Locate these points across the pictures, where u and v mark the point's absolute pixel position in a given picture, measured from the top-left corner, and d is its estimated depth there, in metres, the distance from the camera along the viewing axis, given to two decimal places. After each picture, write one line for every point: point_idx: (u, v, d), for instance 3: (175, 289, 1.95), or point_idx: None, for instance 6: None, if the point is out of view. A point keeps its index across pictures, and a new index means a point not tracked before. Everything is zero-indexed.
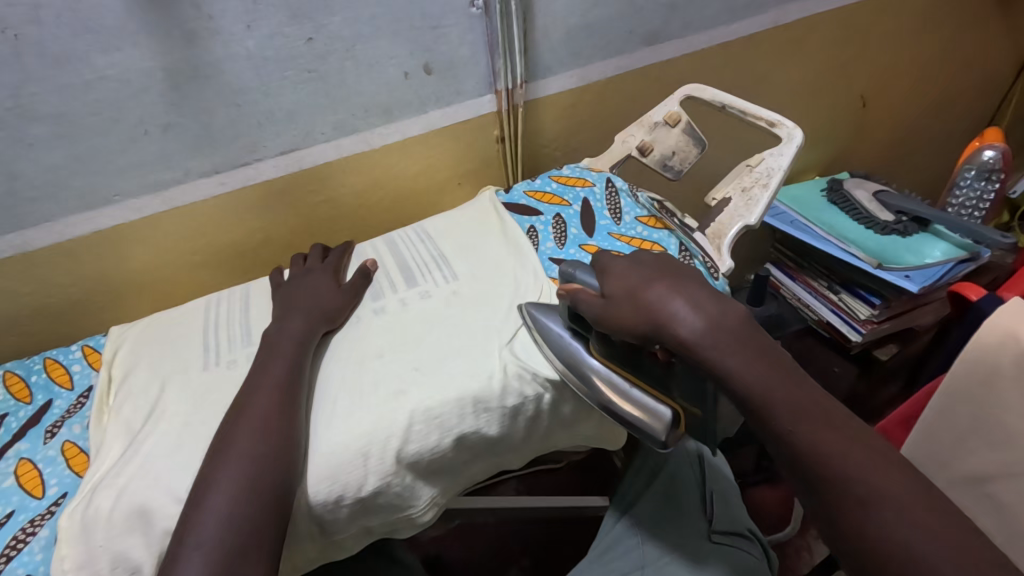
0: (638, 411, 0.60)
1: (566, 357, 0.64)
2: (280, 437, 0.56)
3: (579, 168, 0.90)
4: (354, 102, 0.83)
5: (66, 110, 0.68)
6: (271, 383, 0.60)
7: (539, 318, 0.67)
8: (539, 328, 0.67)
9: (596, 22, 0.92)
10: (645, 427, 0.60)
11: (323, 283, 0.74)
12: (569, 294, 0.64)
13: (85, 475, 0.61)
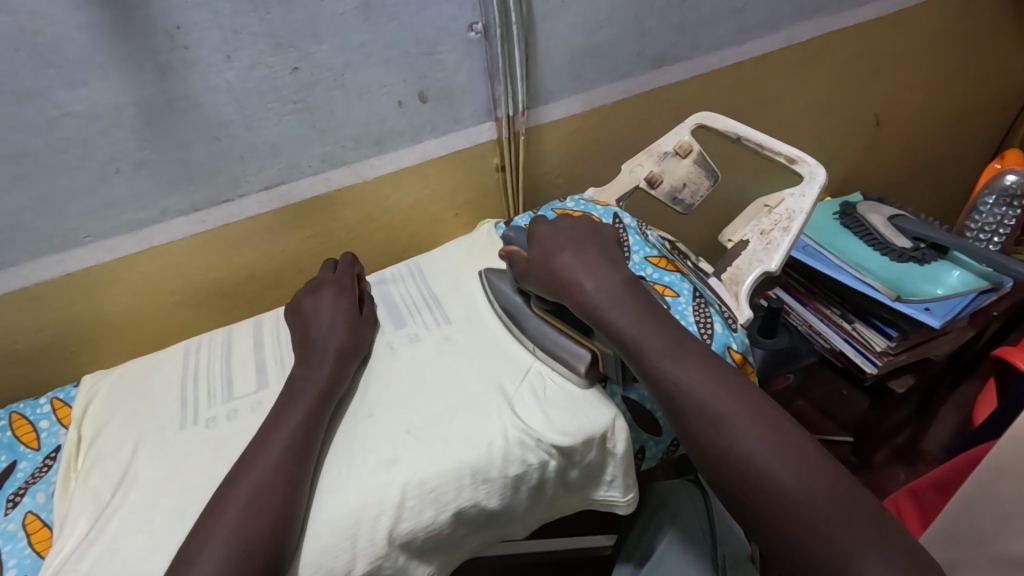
0: (558, 353, 0.64)
1: (507, 313, 0.69)
2: (275, 508, 0.50)
3: (584, 201, 0.85)
4: (343, 133, 0.77)
5: (28, 148, 0.62)
6: (269, 446, 0.55)
7: (494, 283, 0.73)
8: (494, 291, 0.72)
9: (601, 44, 0.87)
10: (565, 369, 0.63)
11: (341, 310, 0.69)
12: (508, 256, 0.72)
13: (46, 556, 0.55)
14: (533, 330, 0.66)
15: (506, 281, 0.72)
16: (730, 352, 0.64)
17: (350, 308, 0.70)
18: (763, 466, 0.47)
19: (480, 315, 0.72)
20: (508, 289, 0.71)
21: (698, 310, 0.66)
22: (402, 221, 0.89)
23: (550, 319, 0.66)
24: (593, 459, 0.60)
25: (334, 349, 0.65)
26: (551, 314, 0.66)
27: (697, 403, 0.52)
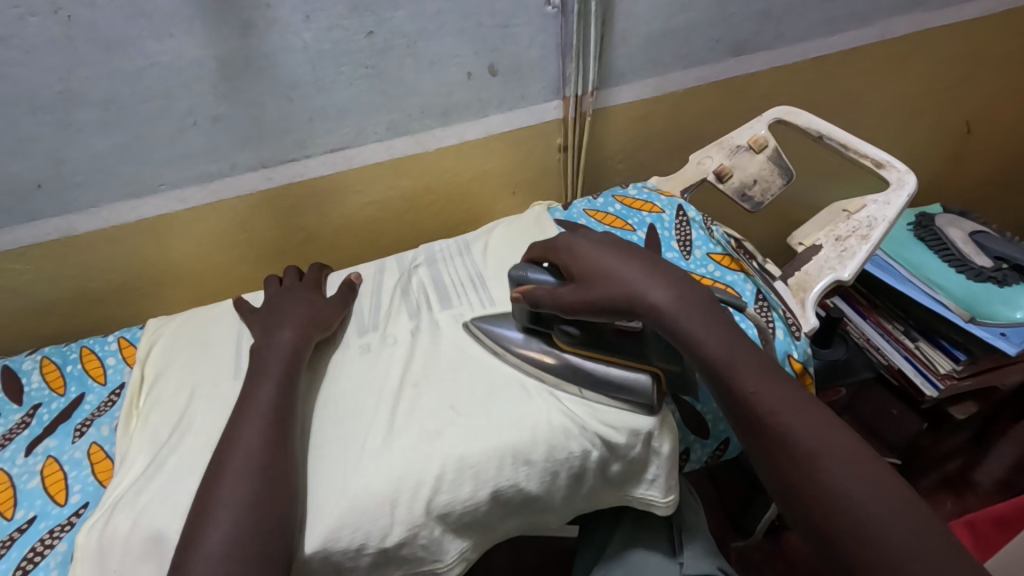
0: (611, 386, 0.59)
1: (530, 362, 0.62)
2: (272, 471, 0.50)
3: (647, 189, 0.82)
4: (411, 102, 0.77)
5: (116, 95, 0.65)
6: (259, 414, 0.54)
7: (490, 330, 0.66)
8: (494, 339, 0.65)
9: (680, 27, 0.83)
10: (625, 400, 0.59)
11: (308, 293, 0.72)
12: (526, 295, 0.61)
13: (108, 487, 0.58)
14: (571, 367, 0.61)
15: (511, 325, 0.65)
16: (789, 361, 0.61)
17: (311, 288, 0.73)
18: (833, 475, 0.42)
19: None
20: (512, 333, 0.65)
21: (759, 313, 0.64)
22: (458, 195, 0.89)
23: (592, 353, 0.61)
24: (636, 455, 0.59)
25: (299, 321, 0.66)
26: (584, 347, 0.61)
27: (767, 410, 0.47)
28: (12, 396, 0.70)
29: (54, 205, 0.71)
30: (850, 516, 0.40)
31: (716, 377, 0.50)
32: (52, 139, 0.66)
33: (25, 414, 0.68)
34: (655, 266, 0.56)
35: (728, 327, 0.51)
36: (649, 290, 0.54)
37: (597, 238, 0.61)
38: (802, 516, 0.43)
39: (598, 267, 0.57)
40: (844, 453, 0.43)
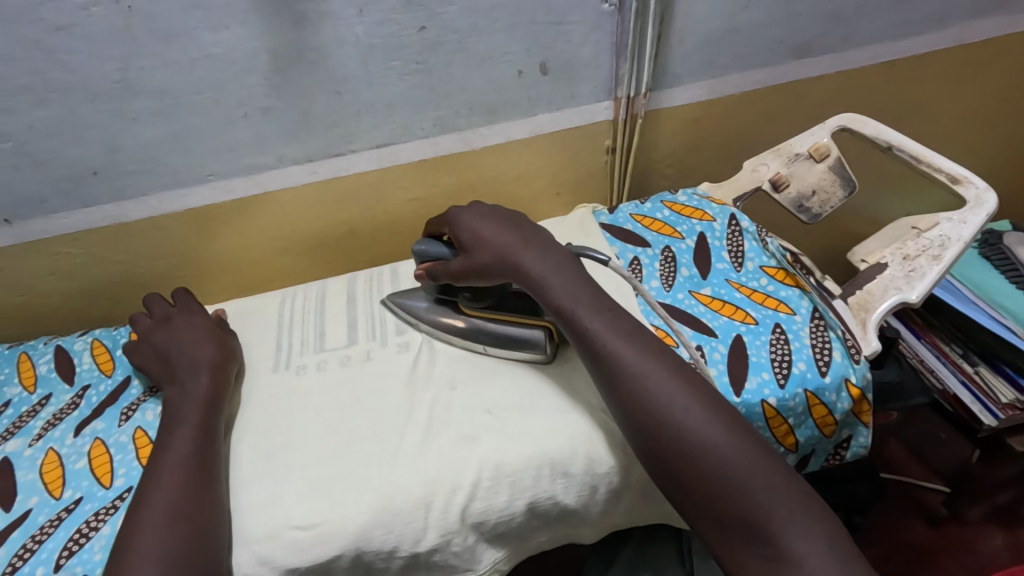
0: (508, 343, 0.63)
1: (438, 328, 0.66)
2: (195, 519, 0.48)
3: (698, 196, 0.80)
4: (459, 98, 0.76)
5: (170, 86, 0.66)
6: (171, 467, 0.52)
7: (406, 302, 0.70)
8: (408, 310, 0.69)
9: (741, 27, 0.80)
10: (523, 354, 0.62)
11: (197, 327, 0.67)
12: (427, 272, 0.66)
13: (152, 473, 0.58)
14: (474, 330, 0.64)
15: (422, 300, 0.69)
16: (846, 385, 0.59)
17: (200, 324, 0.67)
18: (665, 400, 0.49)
19: None
20: (423, 303, 0.69)
21: (815, 332, 0.61)
22: (501, 194, 0.87)
23: (494, 318, 0.64)
24: None
25: (202, 362, 0.62)
26: (489, 311, 0.64)
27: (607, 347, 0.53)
28: (63, 376, 0.71)
29: (107, 191, 0.72)
30: (699, 453, 0.47)
31: (572, 325, 0.55)
32: (107, 127, 0.67)
33: (74, 395, 0.69)
34: (529, 234, 0.62)
35: (589, 288, 0.57)
36: (523, 254, 0.59)
37: (482, 209, 0.65)
38: (665, 467, 0.48)
39: (479, 238, 0.62)
40: (691, 392, 0.50)
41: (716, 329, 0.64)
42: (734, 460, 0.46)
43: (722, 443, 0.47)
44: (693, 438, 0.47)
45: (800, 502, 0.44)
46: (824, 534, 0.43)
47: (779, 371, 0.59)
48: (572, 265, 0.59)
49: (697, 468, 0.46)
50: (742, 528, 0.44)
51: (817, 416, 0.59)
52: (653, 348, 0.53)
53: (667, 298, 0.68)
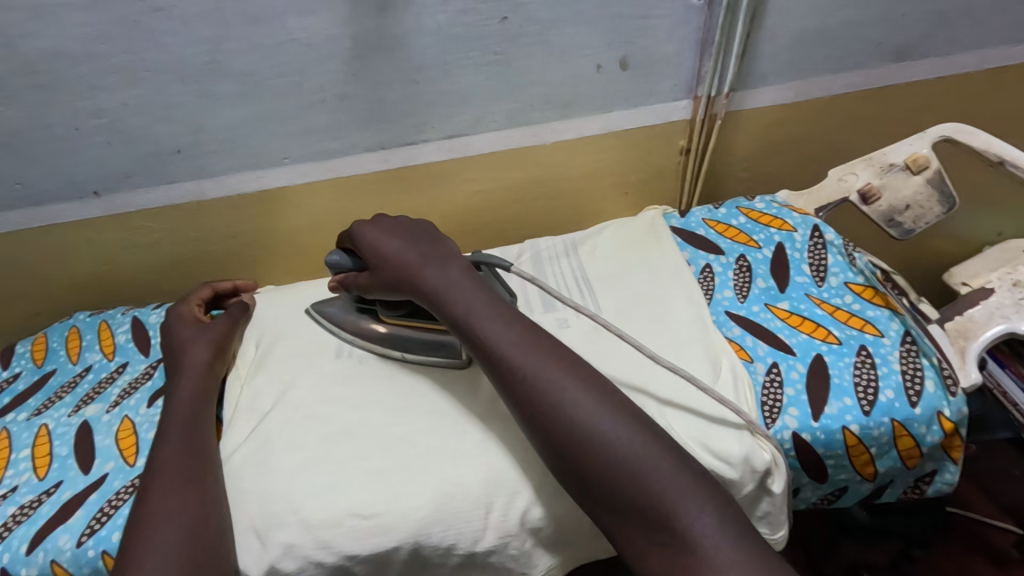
0: (426, 350, 0.63)
1: (357, 336, 0.66)
2: (199, 512, 0.50)
3: (777, 204, 0.76)
4: (534, 91, 0.74)
5: (255, 69, 0.66)
6: (165, 468, 0.53)
7: (323, 311, 0.69)
8: (326, 318, 0.69)
9: (837, 27, 0.75)
10: (441, 360, 0.62)
11: (185, 330, 0.69)
12: (341, 284, 0.66)
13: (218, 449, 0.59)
14: (392, 339, 0.65)
15: (337, 308, 0.69)
16: (938, 418, 0.54)
17: (194, 324, 0.69)
18: (563, 404, 0.47)
19: (632, 308, 0.67)
20: (341, 311, 0.68)
21: (905, 358, 0.57)
22: (569, 191, 0.85)
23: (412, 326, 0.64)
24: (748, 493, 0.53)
25: (191, 366, 0.64)
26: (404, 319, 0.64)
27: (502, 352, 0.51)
28: (139, 347, 0.74)
29: (189, 169, 0.74)
30: (605, 454, 0.45)
31: (466, 334, 0.53)
32: (193, 107, 0.69)
33: (148, 366, 0.71)
34: (423, 248, 0.60)
35: (483, 293, 0.56)
36: (424, 270, 0.58)
37: (387, 223, 0.64)
38: (568, 471, 0.47)
39: (381, 255, 0.61)
40: (582, 386, 0.49)
41: (794, 346, 0.60)
42: (627, 452, 0.45)
43: (614, 434, 0.46)
44: (589, 433, 0.46)
45: (689, 482, 0.44)
46: (715, 509, 0.43)
47: (864, 397, 0.55)
48: (468, 273, 0.58)
49: (595, 465, 0.45)
50: (641, 517, 0.44)
51: (902, 448, 0.54)
52: (550, 351, 0.51)
53: (741, 310, 0.65)
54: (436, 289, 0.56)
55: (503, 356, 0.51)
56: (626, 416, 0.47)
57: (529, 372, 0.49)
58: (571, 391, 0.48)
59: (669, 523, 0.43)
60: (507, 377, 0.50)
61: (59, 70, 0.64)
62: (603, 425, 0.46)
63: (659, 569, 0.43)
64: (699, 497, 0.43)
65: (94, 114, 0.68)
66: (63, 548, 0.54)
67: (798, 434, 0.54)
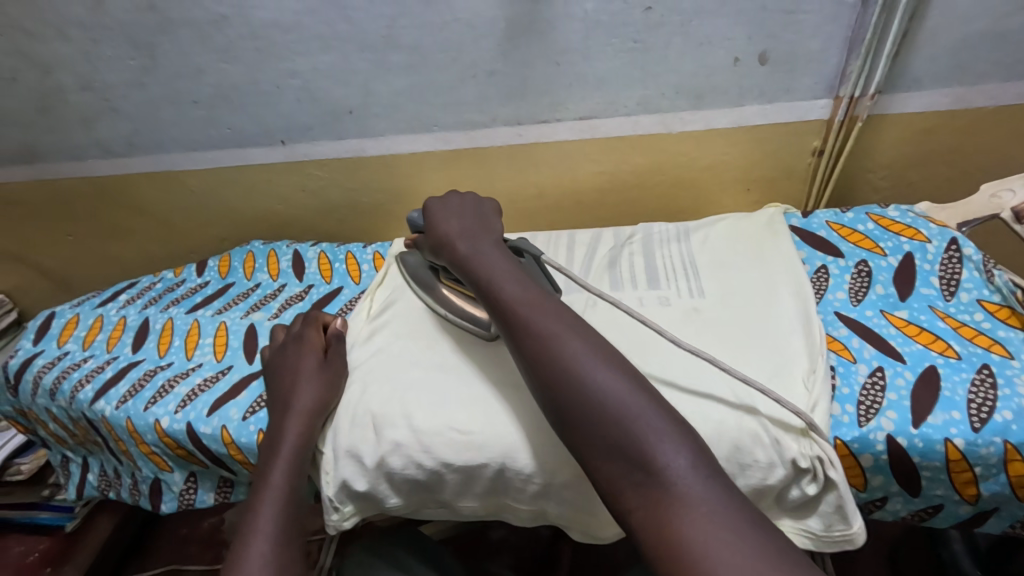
0: (465, 315, 0.68)
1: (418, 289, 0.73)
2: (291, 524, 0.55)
3: (913, 213, 0.72)
4: (667, 80, 0.77)
5: (421, 44, 0.77)
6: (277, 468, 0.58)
7: (408, 260, 0.77)
8: (406, 268, 0.77)
9: (1012, 31, 0.70)
10: (471, 326, 0.67)
11: (308, 361, 0.67)
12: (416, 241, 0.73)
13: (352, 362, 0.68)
14: (440, 299, 0.70)
15: (416, 258, 0.76)
16: None
17: (317, 356, 0.67)
18: (560, 352, 0.49)
19: (734, 297, 0.68)
20: (417, 266, 0.76)
21: None
22: (689, 181, 0.87)
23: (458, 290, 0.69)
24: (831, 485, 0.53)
25: (303, 408, 0.62)
26: (457, 283, 0.69)
27: (512, 305, 0.54)
28: (296, 273, 0.88)
29: (356, 128, 0.87)
30: (596, 403, 0.46)
31: (488, 297, 0.57)
32: (368, 74, 0.81)
33: (302, 290, 0.85)
34: (467, 221, 0.66)
35: (511, 265, 0.59)
36: (461, 241, 0.63)
37: (453, 200, 0.69)
38: (560, 419, 0.48)
39: (430, 230, 0.67)
40: (582, 342, 0.50)
41: (906, 354, 0.58)
42: (614, 399, 0.46)
43: (605, 383, 0.46)
44: (581, 383, 0.47)
45: (670, 429, 0.44)
46: (693, 455, 0.43)
47: (975, 414, 0.52)
48: (498, 247, 0.62)
49: (583, 411, 0.46)
50: (619, 464, 0.44)
51: (1013, 473, 0.51)
52: (557, 311, 0.53)
53: (852, 313, 0.64)
54: (466, 258, 0.61)
55: (514, 312, 0.53)
56: (625, 371, 0.48)
57: (532, 323, 0.52)
58: (571, 342, 0.50)
59: (645, 462, 0.43)
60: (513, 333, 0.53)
61: (274, 36, 0.78)
62: (592, 373, 0.47)
63: (636, 508, 0.42)
64: (677, 442, 0.43)
65: (293, 75, 0.82)
66: (232, 417, 0.67)
67: (894, 438, 0.53)
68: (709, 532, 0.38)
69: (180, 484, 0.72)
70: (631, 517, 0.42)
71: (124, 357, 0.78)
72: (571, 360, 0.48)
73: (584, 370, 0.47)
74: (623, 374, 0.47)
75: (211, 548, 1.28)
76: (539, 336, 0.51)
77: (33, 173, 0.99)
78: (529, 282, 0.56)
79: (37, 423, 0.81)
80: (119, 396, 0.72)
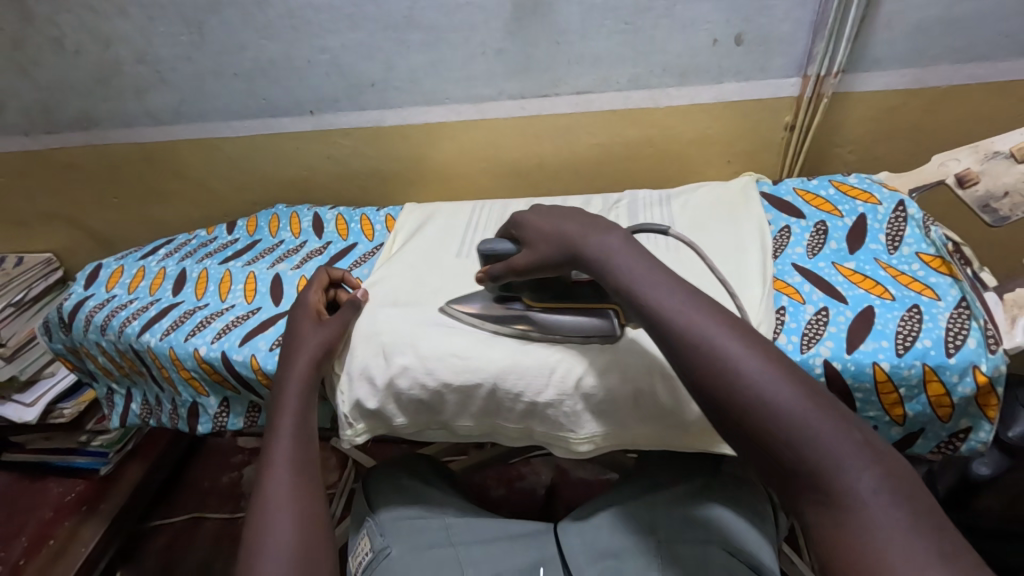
0: (581, 330, 0.66)
1: (500, 320, 0.70)
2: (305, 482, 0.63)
3: (871, 180, 0.81)
4: (656, 59, 0.86)
5: (438, 24, 0.86)
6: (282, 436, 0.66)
7: (459, 303, 0.73)
8: (463, 308, 0.72)
9: (964, 16, 0.78)
10: (599, 339, 0.65)
11: (308, 324, 0.73)
12: (490, 276, 0.69)
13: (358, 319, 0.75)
14: (543, 319, 0.68)
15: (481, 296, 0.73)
16: (973, 371, 0.58)
17: (312, 320, 0.74)
18: (723, 358, 0.46)
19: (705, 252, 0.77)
20: (477, 304, 0.72)
21: (955, 319, 0.62)
22: (676, 153, 0.96)
23: (562, 307, 0.67)
24: None
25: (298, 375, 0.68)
26: (559, 301, 0.67)
27: (664, 311, 0.51)
28: (316, 231, 0.98)
29: (378, 101, 0.96)
30: (774, 419, 0.43)
31: (635, 302, 0.53)
32: (389, 51, 0.90)
33: (322, 246, 0.95)
34: (580, 220, 0.62)
35: (648, 263, 0.55)
36: (587, 239, 0.59)
37: (537, 210, 0.67)
38: (724, 429, 0.46)
39: (542, 236, 0.63)
40: (748, 349, 0.47)
41: (848, 297, 0.67)
42: (789, 413, 0.43)
43: (773, 390, 0.44)
44: (754, 394, 0.44)
45: (853, 448, 0.42)
46: (879, 475, 0.41)
47: (901, 342, 0.61)
48: (629, 240, 0.58)
49: (753, 424, 0.44)
50: (799, 482, 0.43)
51: (931, 393, 0.60)
52: (711, 314, 0.50)
53: (807, 264, 0.72)
54: (604, 259, 0.57)
55: (674, 324, 0.50)
56: (797, 379, 0.45)
57: (693, 330, 0.49)
58: (736, 349, 0.47)
59: (828, 482, 0.41)
60: (669, 339, 0.50)
61: (307, 16, 0.88)
62: (765, 388, 0.44)
63: (820, 526, 0.41)
64: (862, 460, 0.42)
65: (322, 51, 0.92)
66: (261, 348, 0.76)
67: (831, 362, 0.62)
68: (901, 555, 0.38)
69: (214, 408, 0.82)
70: (814, 533, 0.42)
71: (166, 299, 0.88)
72: (736, 370, 0.46)
73: (749, 378, 0.45)
74: (796, 382, 0.45)
75: (231, 500, 1.39)
76: (701, 344, 0.48)
77: (88, 139, 1.10)
78: (670, 284, 0.53)
79: (87, 358, 0.92)
80: (163, 329, 0.83)
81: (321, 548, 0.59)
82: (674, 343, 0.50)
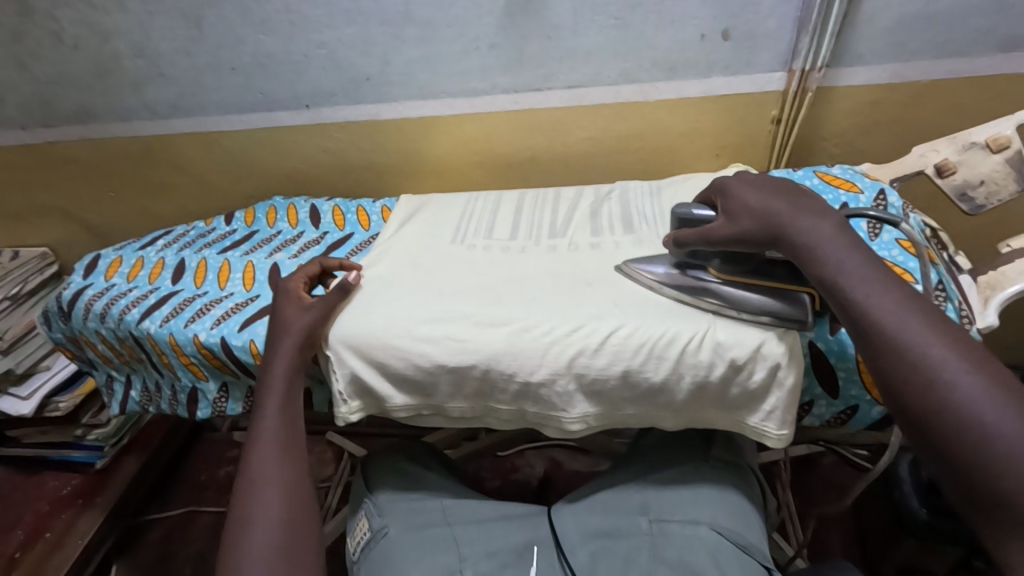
0: (763, 310, 0.64)
1: (683, 290, 0.68)
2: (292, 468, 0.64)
3: (853, 170, 0.83)
4: (646, 54, 0.88)
5: (432, 19, 0.88)
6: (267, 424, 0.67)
7: (639, 266, 0.73)
8: (641, 271, 0.73)
9: (942, 12, 0.80)
10: (780, 320, 0.63)
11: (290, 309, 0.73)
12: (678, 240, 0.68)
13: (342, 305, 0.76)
14: (726, 293, 0.66)
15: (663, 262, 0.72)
16: None
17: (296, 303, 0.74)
18: (941, 373, 0.46)
19: None
20: (661, 269, 0.71)
21: (931, 301, 0.63)
22: (665, 147, 0.98)
23: (752, 283, 0.65)
24: (760, 381, 0.64)
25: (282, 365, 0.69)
26: (748, 276, 0.65)
27: (873, 312, 0.51)
28: (312, 221, 1.00)
29: (374, 95, 0.98)
30: (987, 443, 0.43)
31: (841, 299, 0.53)
32: (384, 46, 0.92)
33: (319, 236, 0.96)
34: (795, 198, 0.61)
35: (864, 257, 0.54)
36: (797, 221, 0.58)
37: (746, 178, 0.66)
38: (929, 442, 0.47)
39: (747, 207, 0.62)
40: (973, 370, 0.46)
41: None
42: (1009, 441, 0.42)
43: (989, 409, 0.44)
44: (962, 419, 0.44)
45: None
46: None
47: None
48: (843, 230, 0.57)
49: (961, 445, 0.44)
50: (1006, 504, 0.42)
51: None
52: (937, 327, 0.49)
53: None
54: (809, 246, 0.57)
55: (889, 330, 0.50)
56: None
57: (911, 339, 0.48)
58: (962, 368, 0.46)
59: None
60: (879, 341, 0.50)
61: (304, 11, 0.90)
62: (991, 414, 0.44)
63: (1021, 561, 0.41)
64: None
65: (319, 46, 0.93)
66: (259, 333, 0.78)
67: (815, 343, 0.66)
68: None
69: (212, 393, 0.83)
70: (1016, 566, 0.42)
71: (165, 287, 0.90)
72: (959, 389, 0.45)
73: (971, 400, 0.45)
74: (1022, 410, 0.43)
75: (227, 493, 1.40)
76: (917, 353, 0.48)
77: (85, 132, 1.11)
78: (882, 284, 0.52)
79: (86, 346, 0.93)
80: (163, 316, 0.84)
81: (308, 539, 0.60)
82: (880, 350, 0.50)
